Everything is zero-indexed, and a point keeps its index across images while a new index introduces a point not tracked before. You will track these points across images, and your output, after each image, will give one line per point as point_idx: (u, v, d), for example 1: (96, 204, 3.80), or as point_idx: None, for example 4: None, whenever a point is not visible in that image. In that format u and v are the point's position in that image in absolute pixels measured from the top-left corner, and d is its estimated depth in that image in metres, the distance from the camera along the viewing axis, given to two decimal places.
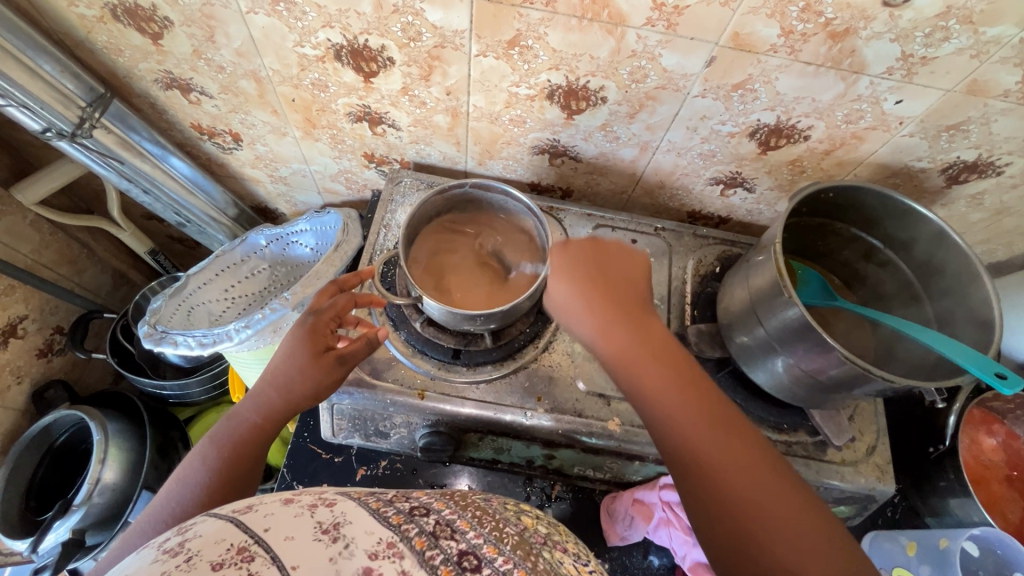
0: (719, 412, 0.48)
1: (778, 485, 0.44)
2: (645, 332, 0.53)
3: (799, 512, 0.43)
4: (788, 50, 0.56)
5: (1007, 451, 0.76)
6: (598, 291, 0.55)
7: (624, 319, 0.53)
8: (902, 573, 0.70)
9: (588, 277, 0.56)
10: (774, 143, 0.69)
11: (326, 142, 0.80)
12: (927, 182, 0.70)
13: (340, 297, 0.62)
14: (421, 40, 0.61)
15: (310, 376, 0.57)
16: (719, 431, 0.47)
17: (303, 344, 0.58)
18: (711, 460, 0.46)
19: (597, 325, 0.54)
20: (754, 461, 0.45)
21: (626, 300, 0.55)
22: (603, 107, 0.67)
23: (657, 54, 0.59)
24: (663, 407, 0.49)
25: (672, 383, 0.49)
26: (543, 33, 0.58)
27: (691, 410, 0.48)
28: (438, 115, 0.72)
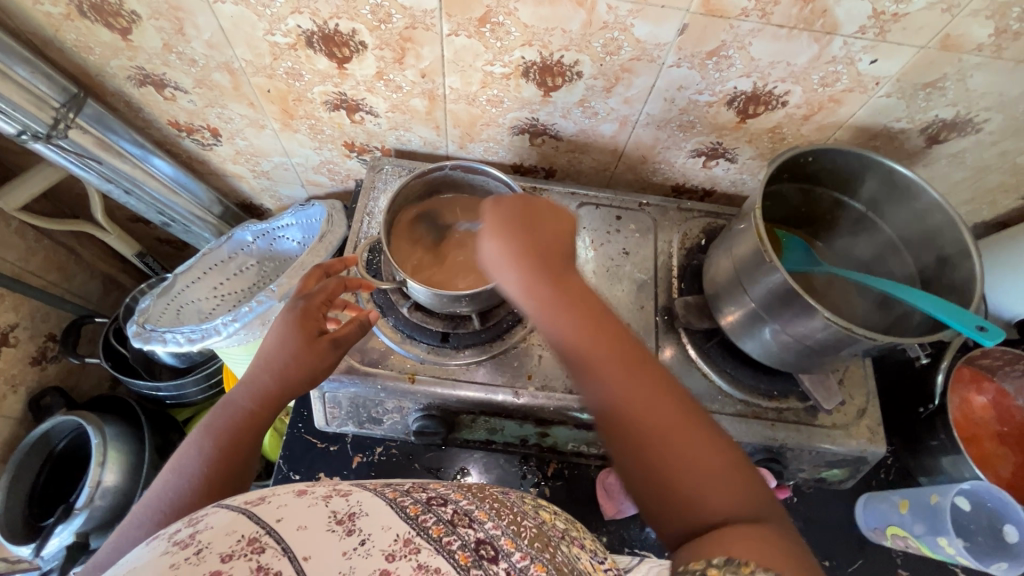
0: (646, 371, 0.46)
1: (695, 434, 0.44)
2: (565, 285, 0.50)
3: (728, 471, 0.43)
4: (759, 14, 0.56)
5: (998, 408, 0.77)
6: (528, 246, 0.51)
7: (552, 284, 0.50)
8: (897, 532, 0.71)
9: (504, 224, 0.52)
10: (753, 111, 0.69)
11: (305, 133, 0.80)
12: (908, 144, 0.70)
13: (328, 283, 0.63)
14: (392, 22, 0.61)
15: (305, 362, 0.58)
16: (652, 394, 0.45)
17: (296, 330, 0.59)
18: (640, 420, 0.45)
19: (522, 280, 0.50)
20: (683, 422, 0.44)
21: (556, 263, 0.51)
22: (579, 82, 0.67)
23: (630, 24, 0.58)
24: (599, 373, 0.47)
25: (593, 333, 0.48)
26: (513, 8, 0.58)
27: (626, 368, 0.46)
28: (415, 99, 0.72)
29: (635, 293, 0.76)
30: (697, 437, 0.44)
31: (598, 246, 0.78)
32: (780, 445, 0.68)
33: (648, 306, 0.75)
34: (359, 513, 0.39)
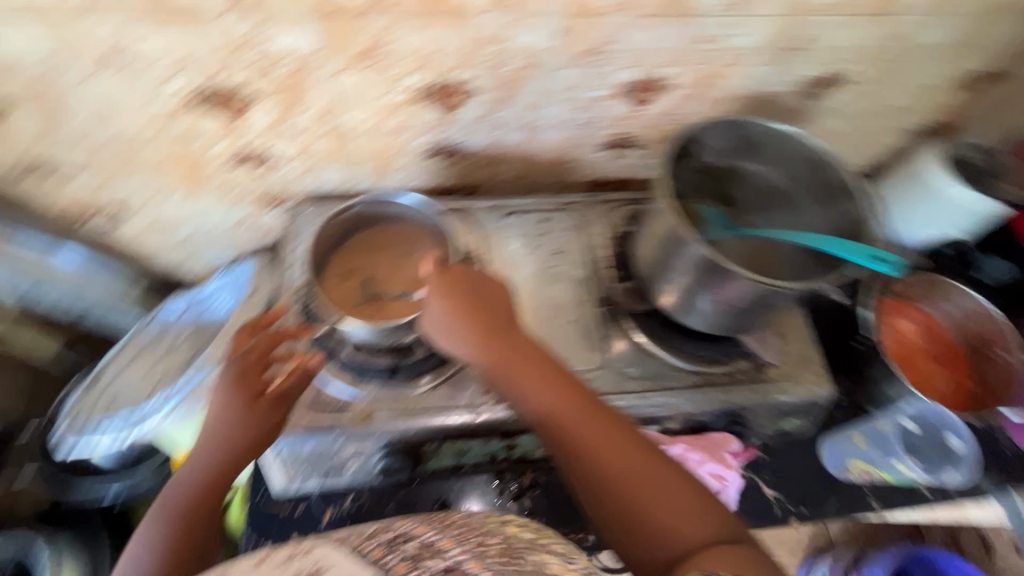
0: (608, 417, 0.56)
1: (659, 471, 0.54)
2: (518, 352, 0.58)
3: (688, 498, 0.53)
4: (629, 7, 0.59)
5: (924, 330, 0.82)
6: (490, 323, 0.59)
7: (499, 345, 0.58)
8: (858, 464, 0.79)
9: (464, 309, 0.59)
10: (647, 97, 0.72)
11: (217, 192, 0.78)
12: (792, 104, 0.76)
13: (258, 338, 0.62)
14: (279, 68, 0.60)
15: (249, 424, 0.58)
16: (619, 444, 0.54)
17: (237, 392, 0.59)
18: (608, 467, 0.53)
19: (478, 351, 0.58)
20: (639, 457, 0.54)
21: (513, 336, 0.59)
22: (478, 96, 0.68)
23: (512, 35, 0.60)
24: (567, 426, 0.55)
25: (553, 389, 0.57)
26: (397, 37, 0.59)
27: (593, 426, 0.55)
28: (322, 140, 0.72)
29: (575, 289, 0.77)
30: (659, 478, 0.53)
31: (531, 251, 0.80)
32: (739, 406, 0.70)
33: (590, 299, 0.77)
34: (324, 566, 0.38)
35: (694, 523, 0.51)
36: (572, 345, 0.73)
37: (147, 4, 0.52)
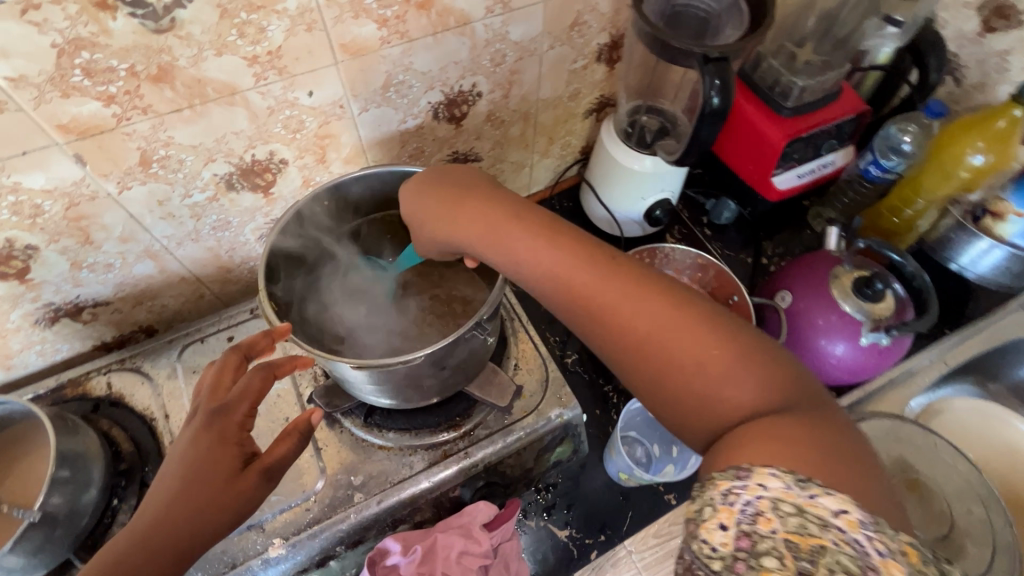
0: (610, 262, 0.45)
1: (683, 315, 0.41)
2: (498, 214, 0.50)
3: (705, 339, 0.40)
4: (399, 35, 0.58)
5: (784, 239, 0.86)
6: (481, 203, 0.51)
7: (495, 220, 0.49)
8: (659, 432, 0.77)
9: (476, 224, 0.50)
10: (459, 112, 0.72)
11: (38, 361, 0.68)
12: (595, 75, 0.79)
13: (253, 377, 0.45)
14: (46, 211, 0.53)
15: (222, 501, 0.41)
16: (670, 316, 0.41)
17: (219, 454, 0.42)
18: (663, 341, 0.41)
19: (474, 231, 0.50)
20: (647, 297, 0.42)
21: (583, 242, 0.46)
22: (289, 167, 0.64)
23: (294, 98, 0.57)
24: (579, 286, 0.44)
25: (556, 246, 0.46)
26: (167, 138, 0.53)
27: (579, 264, 0.45)
28: (139, 266, 0.64)
29: None
30: (707, 333, 0.40)
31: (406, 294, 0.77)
32: None
33: None
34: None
35: (731, 383, 0.38)
36: (492, 388, 0.66)
37: None
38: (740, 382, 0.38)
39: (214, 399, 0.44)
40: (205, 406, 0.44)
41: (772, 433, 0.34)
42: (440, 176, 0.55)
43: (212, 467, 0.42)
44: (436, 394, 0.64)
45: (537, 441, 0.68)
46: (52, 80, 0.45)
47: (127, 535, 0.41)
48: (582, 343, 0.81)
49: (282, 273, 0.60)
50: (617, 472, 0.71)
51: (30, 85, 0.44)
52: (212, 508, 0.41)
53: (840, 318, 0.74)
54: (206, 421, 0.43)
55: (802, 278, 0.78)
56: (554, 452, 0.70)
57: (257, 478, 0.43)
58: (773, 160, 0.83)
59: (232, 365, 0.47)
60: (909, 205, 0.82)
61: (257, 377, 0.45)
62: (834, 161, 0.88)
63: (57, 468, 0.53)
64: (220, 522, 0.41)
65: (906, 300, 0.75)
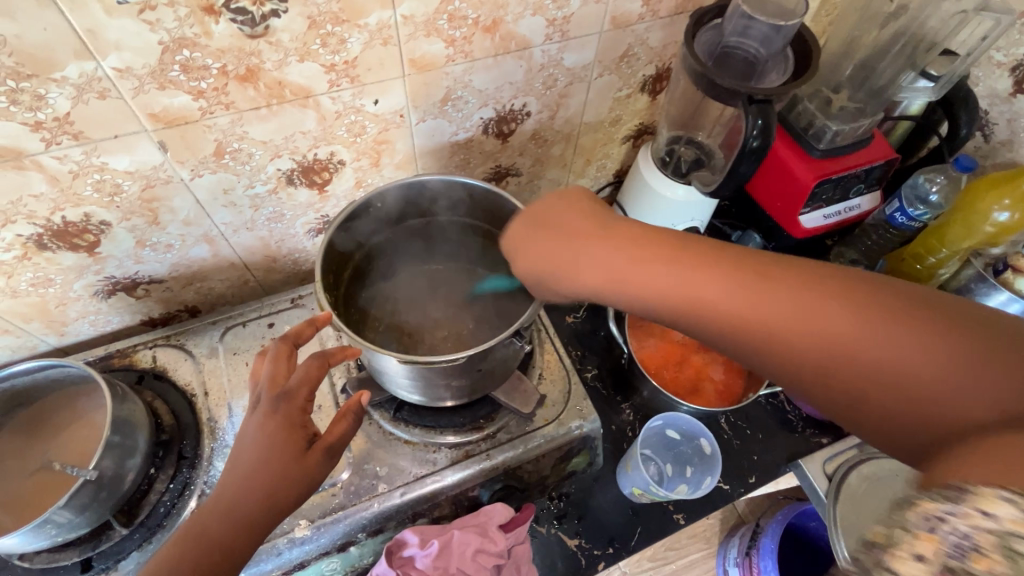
0: (761, 282, 0.40)
1: (885, 322, 0.35)
2: (609, 247, 0.46)
3: (926, 349, 0.34)
4: (463, 54, 0.61)
5: None
6: (588, 239, 0.47)
7: (609, 249, 0.46)
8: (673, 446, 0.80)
9: (570, 249, 0.48)
10: (507, 129, 0.75)
11: (89, 331, 0.72)
12: (638, 103, 0.83)
13: (306, 365, 0.50)
14: (124, 191, 0.57)
15: (294, 477, 0.46)
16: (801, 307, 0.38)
17: (285, 437, 0.46)
18: (805, 335, 0.37)
19: (587, 266, 0.46)
20: (832, 312, 0.37)
21: (713, 252, 0.42)
22: (346, 168, 0.68)
23: (360, 105, 0.61)
24: (734, 315, 0.39)
25: (681, 271, 0.42)
26: (242, 132, 0.57)
27: (733, 290, 0.40)
28: (195, 249, 0.68)
29: None
30: (860, 311, 0.36)
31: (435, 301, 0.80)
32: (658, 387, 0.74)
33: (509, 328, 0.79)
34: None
35: (957, 390, 0.33)
36: (517, 394, 0.69)
37: None
38: (957, 384, 0.33)
39: (275, 385, 0.49)
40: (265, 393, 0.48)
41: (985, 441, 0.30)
42: (547, 200, 0.53)
43: (282, 446, 0.46)
44: (463, 395, 0.66)
45: (556, 450, 0.70)
46: (153, 73, 0.48)
47: (215, 503, 0.46)
48: (601, 359, 0.84)
49: (336, 263, 0.64)
50: (631, 487, 0.74)
51: (133, 76, 0.48)
52: (288, 481, 0.45)
53: None
54: (273, 406, 0.47)
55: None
56: (571, 462, 0.72)
57: (321, 453, 0.48)
58: (802, 199, 0.86)
59: (283, 355, 0.51)
60: (932, 252, 0.84)
61: (314, 365, 0.50)
62: (860, 205, 0.91)
63: (111, 433, 0.56)
64: (292, 493, 0.46)
65: None
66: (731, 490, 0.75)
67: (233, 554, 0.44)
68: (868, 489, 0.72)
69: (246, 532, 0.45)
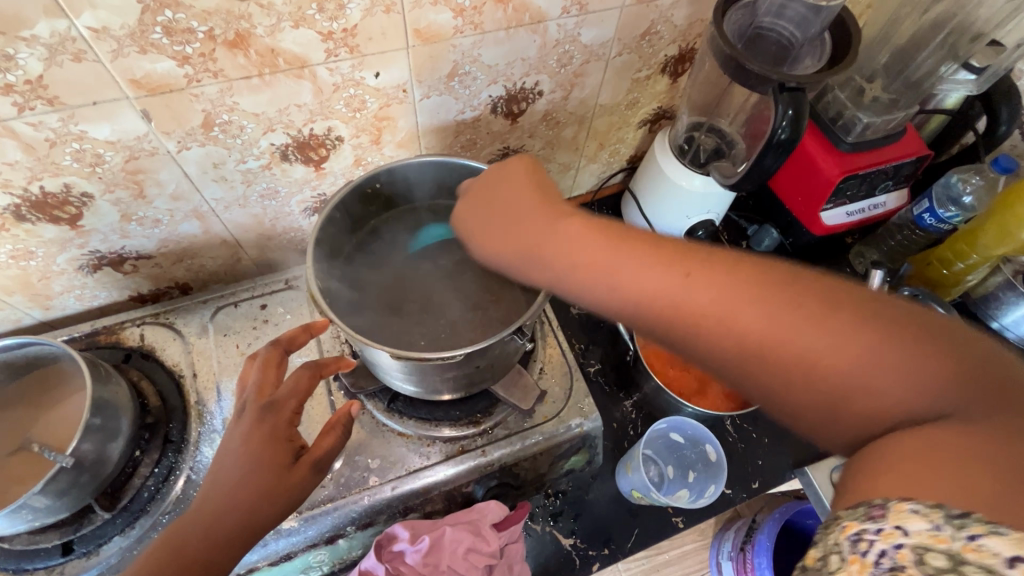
0: (701, 269, 0.38)
1: (822, 314, 0.34)
2: (553, 234, 0.44)
3: (856, 344, 0.33)
4: (472, 26, 0.57)
5: None
6: (531, 224, 0.46)
7: (554, 233, 0.44)
8: (680, 453, 0.77)
9: (520, 240, 0.46)
10: (517, 109, 0.71)
11: (75, 305, 0.69)
12: (657, 86, 0.78)
13: (298, 376, 0.49)
14: (107, 161, 0.53)
15: (278, 495, 0.45)
16: (726, 292, 0.37)
17: (267, 454, 0.45)
18: (743, 331, 0.36)
19: (534, 255, 0.45)
20: (772, 306, 0.35)
21: (652, 243, 0.41)
22: (344, 145, 0.64)
23: (360, 78, 0.57)
24: (671, 302, 0.38)
25: (625, 260, 0.40)
26: (232, 103, 0.53)
27: (678, 283, 0.38)
28: (184, 225, 0.65)
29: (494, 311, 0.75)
30: (793, 307, 0.35)
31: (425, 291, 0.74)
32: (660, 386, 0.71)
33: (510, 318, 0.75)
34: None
35: (884, 383, 0.32)
36: (517, 389, 0.66)
37: None
38: (886, 377, 0.32)
39: (262, 395, 0.48)
40: (254, 403, 0.47)
41: (936, 443, 0.30)
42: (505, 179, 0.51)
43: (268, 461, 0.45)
44: (460, 388, 0.63)
45: (554, 448, 0.68)
46: (133, 35, 0.44)
47: (194, 513, 0.44)
48: (605, 353, 0.81)
49: (336, 240, 0.61)
50: (630, 489, 0.72)
51: (111, 37, 0.44)
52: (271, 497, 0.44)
53: None
54: (259, 416, 0.47)
55: None
56: (569, 460, 0.70)
57: (306, 470, 0.47)
58: (824, 194, 0.82)
59: (273, 362, 0.50)
60: (962, 258, 0.79)
61: (305, 376, 0.49)
62: (885, 203, 0.86)
63: (92, 416, 0.54)
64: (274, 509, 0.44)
65: None
66: (733, 494, 0.74)
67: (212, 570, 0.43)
68: None
69: (226, 547, 0.44)
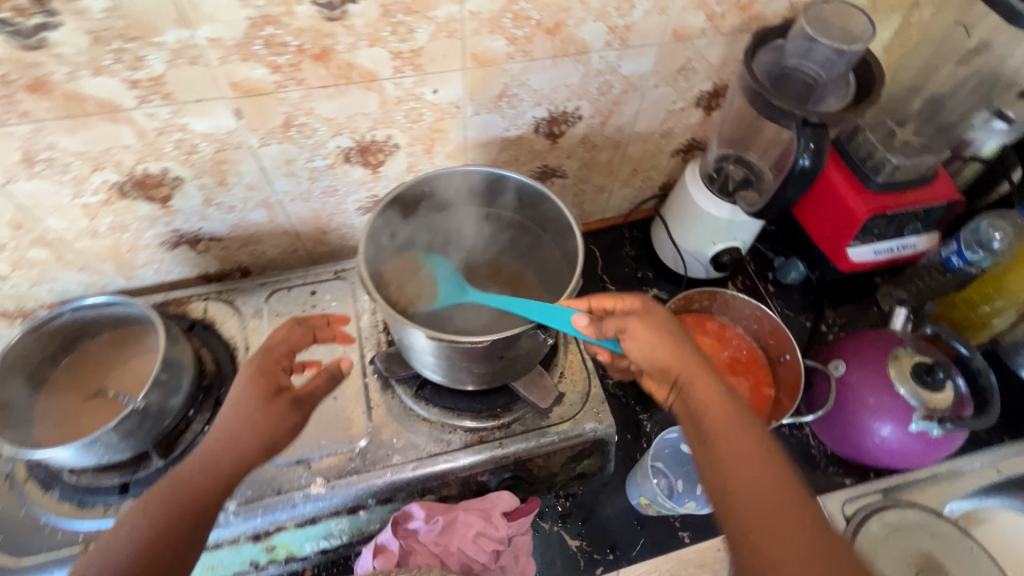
0: (763, 459, 0.48)
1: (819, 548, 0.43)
2: (688, 362, 0.54)
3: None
4: (522, 54, 0.64)
5: (726, 342, 0.87)
6: (680, 343, 0.55)
7: (686, 364, 0.54)
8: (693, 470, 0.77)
9: (669, 340, 0.55)
10: (558, 130, 0.77)
11: (152, 278, 0.78)
12: (691, 118, 0.83)
13: (294, 331, 0.59)
14: (200, 151, 0.62)
15: (259, 424, 0.50)
16: (766, 482, 0.47)
17: (251, 388, 0.52)
18: (760, 508, 0.46)
19: (667, 362, 0.54)
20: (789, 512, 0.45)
21: (754, 426, 0.50)
22: (399, 151, 0.71)
23: (420, 93, 0.64)
24: (729, 459, 0.48)
25: (723, 416, 0.51)
26: (310, 107, 0.61)
27: (745, 453, 0.48)
28: (254, 213, 0.73)
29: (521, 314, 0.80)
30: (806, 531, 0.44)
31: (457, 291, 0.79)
32: None
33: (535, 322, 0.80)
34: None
35: None
36: (536, 388, 0.70)
37: (57, 109, 0.53)
38: None
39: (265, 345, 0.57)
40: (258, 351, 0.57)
41: None
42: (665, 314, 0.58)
43: (251, 391, 0.51)
44: (483, 381, 0.68)
45: (568, 448, 0.71)
46: (238, 45, 0.53)
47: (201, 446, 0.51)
48: None
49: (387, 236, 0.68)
50: (638, 497, 0.74)
51: (222, 46, 0.53)
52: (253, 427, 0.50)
53: (893, 400, 0.73)
54: (254, 358, 0.55)
55: (858, 355, 0.78)
56: (581, 463, 0.73)
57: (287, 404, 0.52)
58: (852, 231, 0.83)
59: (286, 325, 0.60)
60: (987, 301, 0.81)
61: (297, 330, 0.59)
62: (916, 244, 0.87)
63: (160, 370, 0.61)
64: (256, 437, 0.50)
65: (966, 400, 0.72)
66: None
67: (203, 495, 0.48)
68: (886, 536, 0.71)
69: (216, 476, 0.49)
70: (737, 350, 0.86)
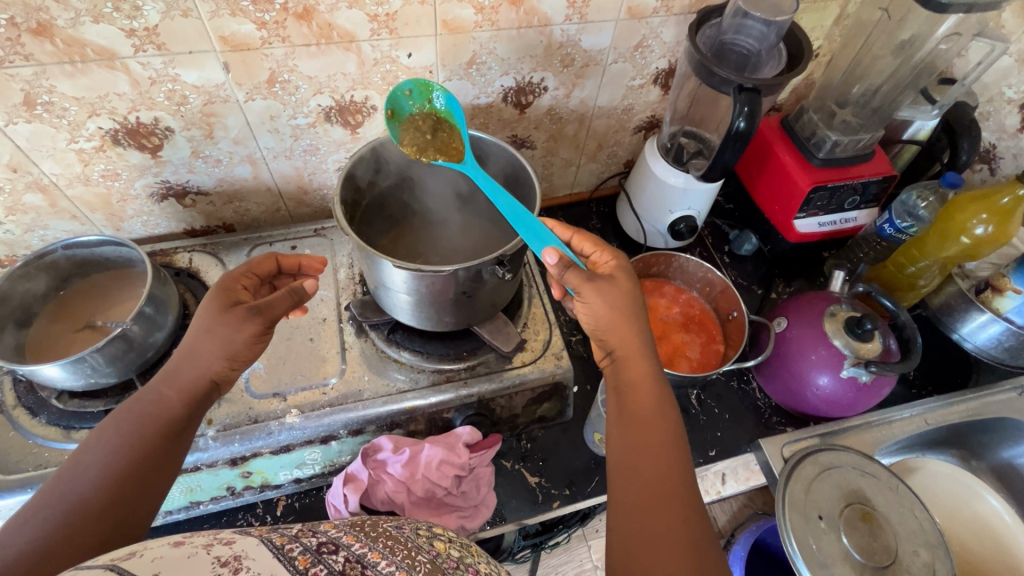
0: (664, 443, 0.52)
1: (684, 525, 0.48)
2: (630, 339, 0.56)
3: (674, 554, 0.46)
4: (489, 23, 0.70)
5: (681, 304, 0.93)
6: (634, 319, 0.56)
7: (629, 343, 0.56)
8: None
9: (624, 315, 0.56)
10: (525, 101, 0.84)
11: (141, 231, 0.83)
12: (649, 95, 0.90)
13: (262, 259, 0.65)
14: (189, 103, 0.67)
15: (216, 333, 0.54)
16: (661, 460, 0.51)
17: (215, 302, 0.57)
18: (646, 477, 0.50)
19: (612, 334, 0.56)
20: (670, 489, 0.49)
21: (670, 415, 0.53)
22: (377, 113, 0.77)
23: (396, 56, 0.70)
24: (634, 432, 0.52)
25: (642, 396, 0.54)
26: (293, 65, 0.67)
27: (651, 432, 0.52)
28: (239, 168, 0.78)
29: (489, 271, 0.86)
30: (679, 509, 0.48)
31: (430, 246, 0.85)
32: None
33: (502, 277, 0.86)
34: (128, 560, 0.36)
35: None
36: (500, 333, 0.75)
37: (58, 54, 0.58)
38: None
39: None
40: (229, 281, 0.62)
41: None
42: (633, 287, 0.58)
43: (209, 300, 0.56)
44: (451, 326, 0.73)
45: (529, 390, 0.76)
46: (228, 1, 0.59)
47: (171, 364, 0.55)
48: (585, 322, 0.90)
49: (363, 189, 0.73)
50: (592, 434, 0.78)
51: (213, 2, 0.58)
52: (210, 331, 0.54)
53: (829, 352, 0.80)
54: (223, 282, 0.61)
55: (800, 313, 0.85)
56: (542, 405, 0.79)
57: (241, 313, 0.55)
58: (796, 203, 0.91)
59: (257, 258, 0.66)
60: (913, 262, 0.88)
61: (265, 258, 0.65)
62: (856, 218, 0.95)
63: (146, 303, 0.65)
64: (214, 344, 0.54)
65: (896, 352, 0.79)
66: None
67: (164, 403, 0.53)
68: (819, 475, 0.76)
69: (179, 388, 0.53)
70: (691, 310, 0.93)
